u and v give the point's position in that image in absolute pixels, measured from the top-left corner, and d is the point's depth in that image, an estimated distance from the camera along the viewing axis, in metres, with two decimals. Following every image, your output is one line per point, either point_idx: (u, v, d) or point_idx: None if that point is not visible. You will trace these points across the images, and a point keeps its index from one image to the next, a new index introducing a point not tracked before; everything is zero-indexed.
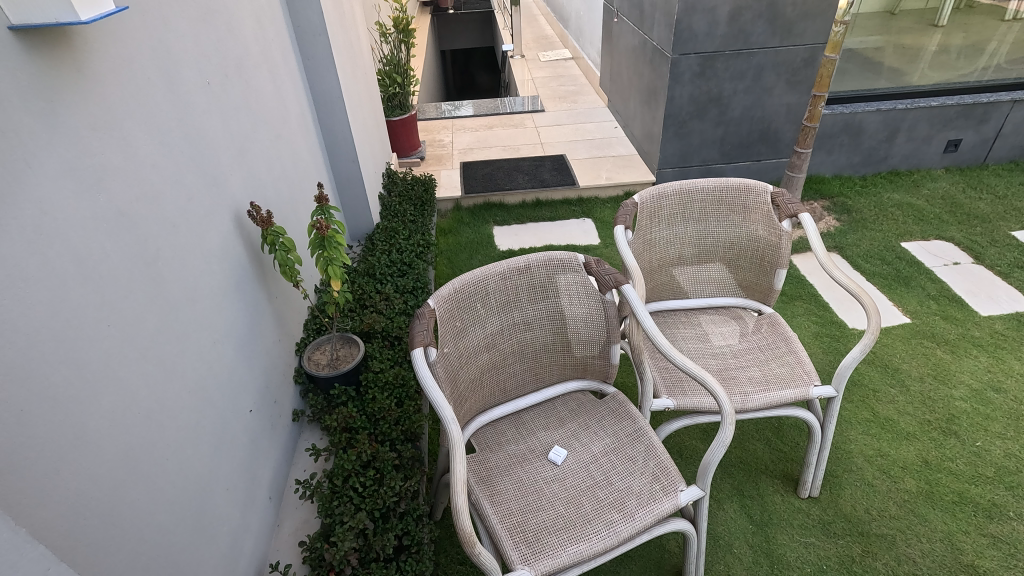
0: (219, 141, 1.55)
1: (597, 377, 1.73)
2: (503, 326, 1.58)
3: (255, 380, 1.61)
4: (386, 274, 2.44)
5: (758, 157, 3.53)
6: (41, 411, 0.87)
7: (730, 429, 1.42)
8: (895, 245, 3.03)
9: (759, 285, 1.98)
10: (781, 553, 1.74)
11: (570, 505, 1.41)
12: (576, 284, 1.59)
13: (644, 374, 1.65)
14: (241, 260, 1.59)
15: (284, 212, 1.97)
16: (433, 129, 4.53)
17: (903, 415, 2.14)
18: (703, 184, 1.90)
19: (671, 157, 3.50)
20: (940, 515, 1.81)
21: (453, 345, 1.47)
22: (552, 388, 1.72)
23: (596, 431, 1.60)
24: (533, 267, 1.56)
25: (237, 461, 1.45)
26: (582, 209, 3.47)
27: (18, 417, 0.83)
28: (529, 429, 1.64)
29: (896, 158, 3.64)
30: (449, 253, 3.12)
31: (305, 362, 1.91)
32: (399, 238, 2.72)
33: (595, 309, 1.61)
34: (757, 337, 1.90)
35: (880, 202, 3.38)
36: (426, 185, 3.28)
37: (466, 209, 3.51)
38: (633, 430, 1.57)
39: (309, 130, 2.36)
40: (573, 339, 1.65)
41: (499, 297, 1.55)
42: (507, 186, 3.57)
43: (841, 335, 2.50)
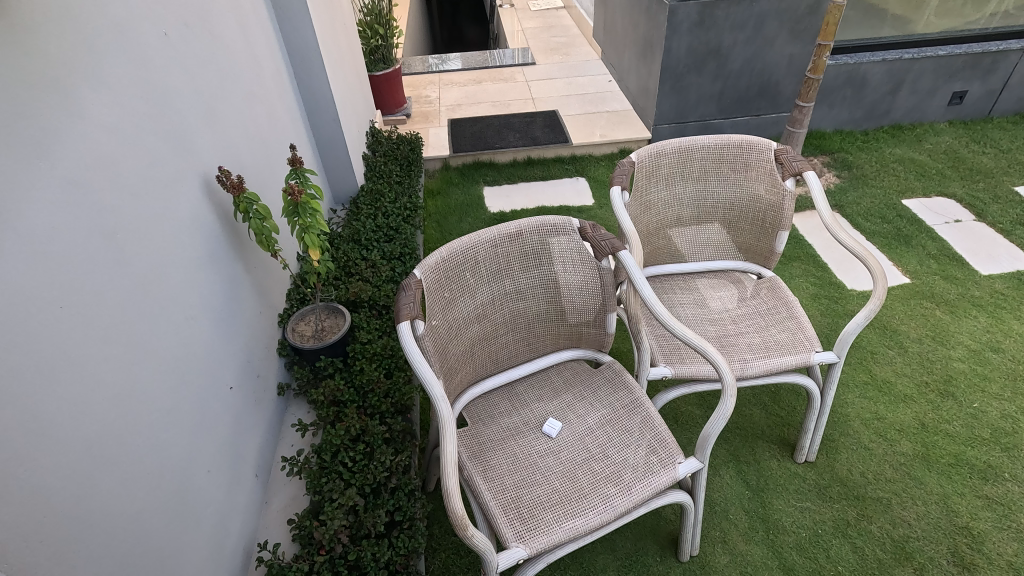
0: (184, 101, 1.42)
1: (593, 346, 1.66)
2: (495, 295, 1.51)
3: (236, 356, 1.53)
4: (372, 239, 2.34)
5: (758, 111, 3.40)
6: None
7: (732, 400, 1.32)
8: (896, 202, 2.95)
9: (759, 247, 1.91)
10: (776, 518, 1.73)
11: (565, 479, 1.37)
12: (571, 251, 1.52)
13: (641, 343, 1.58)
14: (214, 230, 1.49)
15: (259, 176, 1.85)
16: (418, 84, 4.32)
17: (901, 377, 2.12)
18: (703, 142, 1.80)
19: (667, 113, 3.36)
20: (936, 478, 1.81)
21: (441, 318, 1.41)
22: (545, 358, 1.66)
23: (591, 401, 1.55)
24: (525, 234, 1.48)
25: (219, 442, 1.38)
26: (575, 167, 3.35)
27: None
28: (523, 401, 1.58)
29: (898, 112, 3.52)
30: (438, 216, 3.02)
31: (289, 334, 1.83)
32: (385, 202, 2.61)
33: (591, 276, 1.54)
34: (756, 302, 1.83)
35: (881, 157, 3.28)
36: (412, 144, 3.12)
37: (455, 169, 3.37)
38: (629, 401, 1.52)
39: (284, 87, 2.20)
40: (569, 308, 1.59)
41: (490, 266, 1.47)
42: (497, 145, 3.43)
43: (840, 297, 2.45)
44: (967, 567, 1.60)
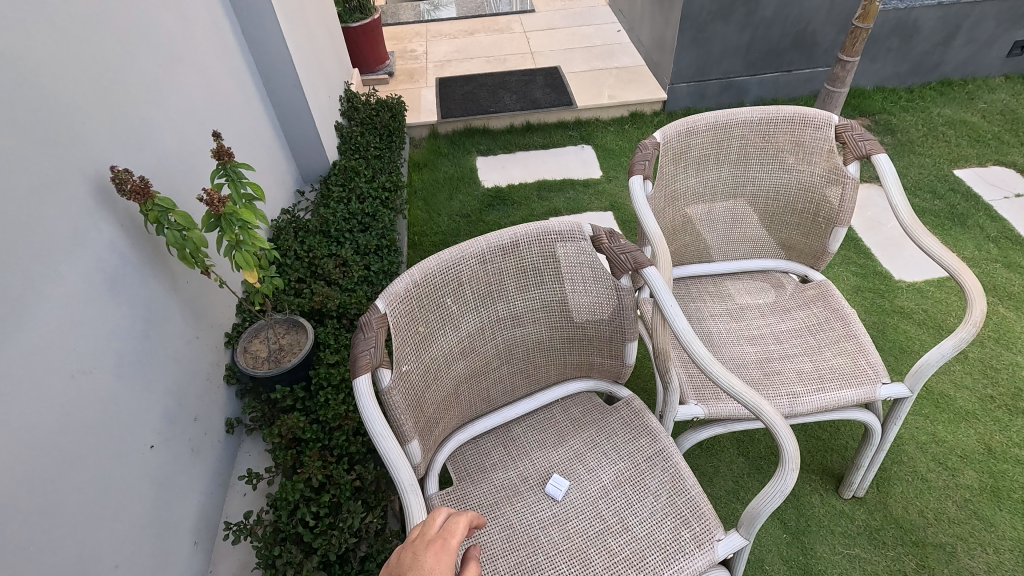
0: (60, 75, 1.05)
1: (608, 377, 1.36)
2: (484, 324, 1.19)
3: (163, 400, 1.22)
4: (344, 230, 2.00)
5: (789, 66, 2.97)
6: None
7: (791, 474, 1.01)
8: (948, 173, 2.58)
9: (808, 245, 1.58)
10: (820, 570, 1.47)
11: (574, 561, 1.09)
12: (581, 266, 1.19)
13: (670, 382, 1.25)
14: (120, 245, 1.14)
15: (192, 163, 1.49)
16: (403, 37, 3.84)
17: (961, 390, 1.82)
18: (745, 116, 1.45)
19: (686, 70, 2.93)
20: (1008, 519, 1.53)
21: (414, 360, 1.09)
22: (548, 392, 1.35)
23: (605, 451, 1.25)
24: (523, 246, 1.16)
25: (136, 520, 1.09)
26: (581, 134, 2.96)
27: None
28: (521, 448, 1.28)
29: (949, 66, 3.08)
30: (424, 194, 2.66)
31: (239, 357, 1.50)
32: (360, 181, 2.24)
33: (606, 296, 1.22)
34: (804, 314, 1.51)
35: (929, 119, 2.88)
36: (394, 109, 2.72)
37: (444, 136, 2.97)
38: (653, 452, 1.23)
39: (228, 47, 1.80)
40: (578, 333, 1.27)
41: (477, 289, 1.15)
42: (491, 107, 3.02)
43: (887, 290, 2.13)
44: None
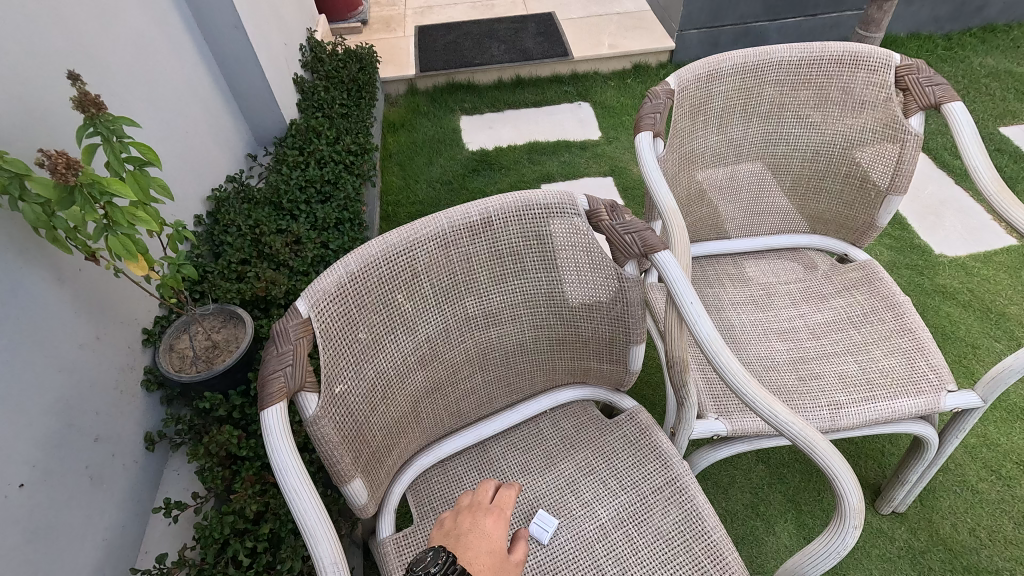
0: None
1: (608, 384, 1.10)
2: (449, 324, 0.93)
3: (45, 423, 0.97)
4: (299, 201, 1.71)
5: (813, 10, 2.63)
6: None
7: (854, 533, 0.75)
8: (992, 131, 2.28)
9: (851, 217, 1.30)
10: None
11: None
12: (573, 249, 0.93)
13: (687, 396, 0.99)
14: None
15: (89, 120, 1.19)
16: None
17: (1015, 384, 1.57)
18: (783, 56, 1.16)
19: (697, 15, 2.58)
20: None
21: (353, 376, 0.84)
22: (533, 403, 1.10)
23: (604, 479, 1.01)
24: (497, 225, 0.89)
25: None
26: (577, 89, 2.63)
27: None
28: (500, 474, 1.04)
29: (992, 9, 2.74)
30: (400, 158, 2.36)
31: (161, 358, 1.24)
32: (321, 142, 1.93)
33: (606, 288, 0.96)
34: (845, 302, 1.24)
35: (969, 70, 2.56)
36: (362, 61, 2.39)
37: (423, 93, 2.64)
38: (663, 482, 0.98)
39: None
40: (569, 333, 1.01)
41: (438, 279, 0.89)
42: (477, 59, 2.68)
43: (926, 267, 1.86)
44: None
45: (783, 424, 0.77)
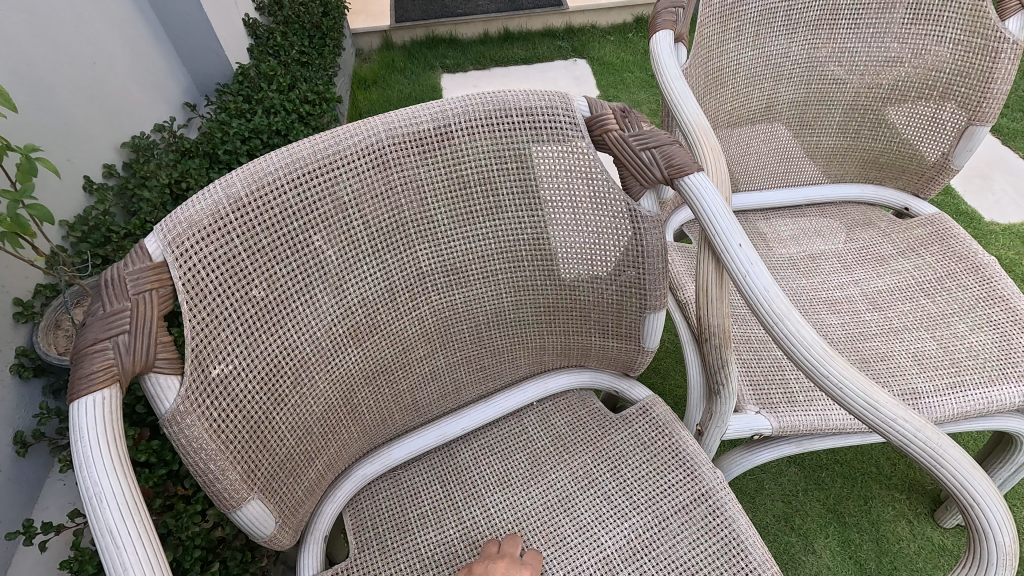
0: None
1: (614, 368, 0.84)
2: (394, 282, 0.66)
3: None
4: (241, 154, 1.44)
5: None
6: None
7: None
8: None
9: (916, 159, 1.03)
10: None
11: None
12: (566, 176, 0.66)
13: (725, 383, 0.72)
14: None
15: None
16: None
17: None
18: None
19: None
20: None
21: (242, 352, 0.57)
22: (517, 392, 0.83)
23: (609, 492, 0.75)
24: (459, 138, 0.62)
25: None
26: (572, 43, 2.35)
27: None
28: (470, 487, 0.77)
29: None
30: (371, 116, 2.08)
31: (40, 336, 0.97)
32: (272, 90, 1.65)
33: (615, 234, 0.69)
34: (911, 265, 0.99)
35: None
36: (328, 8, 2.11)
37: (399, 47, 2.36)
38: (689, 499, 0.73)
39: None
40: (563, 296, 0.75)
41: (372, 215, 0.61)
42: (459, 10, 2.39)
43: (975, 237, 1.60)
44: None
45: (888, 424, 0.52)
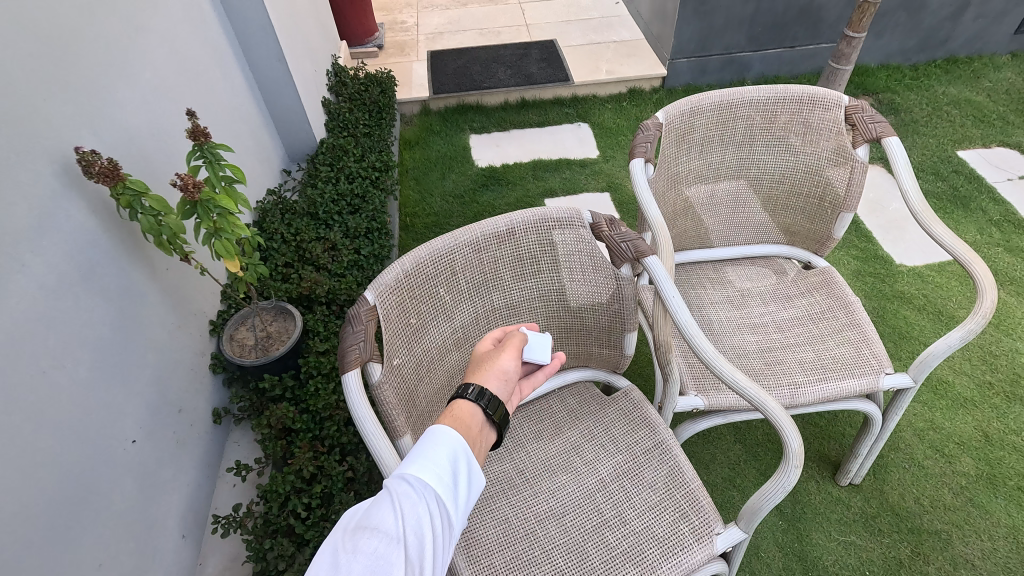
0: (10, 46, 0.93)
1: (606, 367, 1.32)
2: (479, 314, 1.14)
3: (140, 394, 1.16)
4: (332, 213, 1.92)
5: (791, 42, 2.88)
6: None
7: (796, 471, 0.99)
8: (951, 153, 2.51)
9: (813, 230, 1.52)
10: (815, 558, 1.48)
11: (571, 556, 1.07)
12: (579, 253, 1.14)
13: (671, 375, 1.22)
14: (87, 235, 1.06)
15: (167, 145, 1.36)
16: (392, 7, 3.69)
17: (960, 376, 1.80)
18: (750, 95, 1.38)
19: (687, 44, 2.83)
20: (1002, 505, 1.53)
21: (406, 353, 1.05)
22: (545, 382, 1.31)
23: (602, 442, 1.23)
24: (518, 234, 1.11)
25: (114, 519, 1.04)
26: (577, 110, 2.87)
27: None
28: (517, 440, 1.25)
29: (957, 42, 2.98)
30: (416, 172, 2.58)
31: (226, 346, 1.45)
32: (348, 160, 2.15)
33: (605, 287, 1.17)
34: (806, 302, 1.47)
35: (934, 98, 2.79)
36: (384, 87, 2.61)
37: (435, 113, 2.88)
38: (651, 445, 1.20)
39: (204, 19, 1.66)
40: (574, 322, 1.22)
41: (470, 277, 1.10)
42: (485, 83, 2.92)
43: (888, 276, 2.09)
44: None
45: (741, 387, 1.08)
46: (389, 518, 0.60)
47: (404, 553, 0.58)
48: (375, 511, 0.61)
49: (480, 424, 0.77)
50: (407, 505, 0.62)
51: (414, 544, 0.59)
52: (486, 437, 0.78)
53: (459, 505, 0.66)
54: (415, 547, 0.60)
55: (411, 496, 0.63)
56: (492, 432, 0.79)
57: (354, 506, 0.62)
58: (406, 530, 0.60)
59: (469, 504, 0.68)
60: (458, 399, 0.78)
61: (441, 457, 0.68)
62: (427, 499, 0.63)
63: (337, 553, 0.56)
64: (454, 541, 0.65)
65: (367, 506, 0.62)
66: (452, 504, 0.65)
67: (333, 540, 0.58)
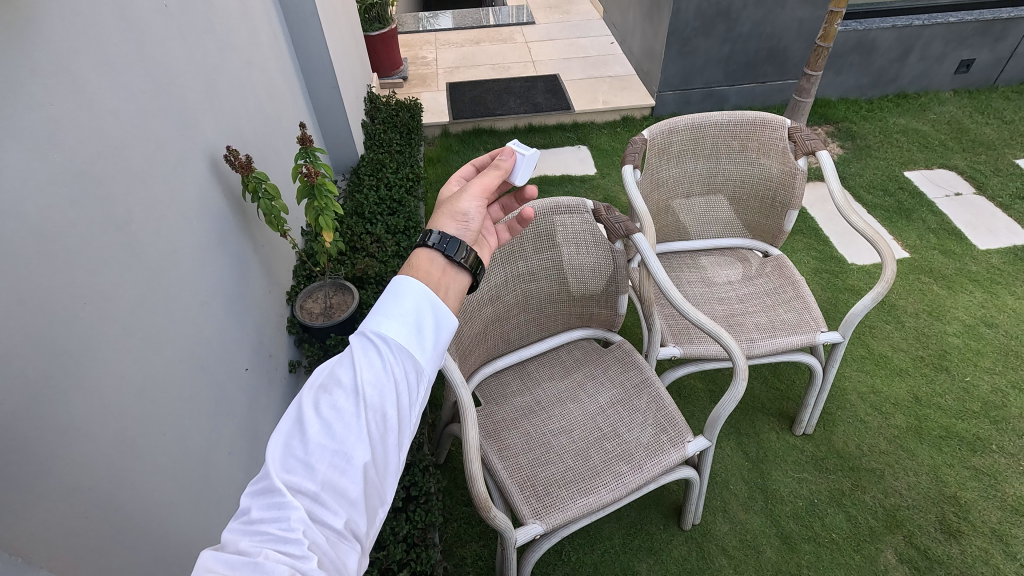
0: (186, 74, 1.31)
1: (603, 326, 1.69)
2: (509, 276, 1.49)
3: (249, 335, 1.50)
4: (375, 213, 2.30)
5: (763, 78, 3.33)
6: (36, 416, 0.78)
7: (742, 383, 1.40)
8: (898, 173, 2.93)
9: (768, 226, 1.91)
10: (775, 489, 1.81)
11: (578, 457, 1.42)
12: (584, 231, 1.52)
13: (653, 326, 1.61)
14: (222, 211, 1.41)
15: (265, 151, 1.74)
16: (413, 45, 4.17)
17: (897, 351, 2.17)
18: (715, 119, 1.78)
19: (673, 79, 3.28)
20: (927, 450, 1.89)
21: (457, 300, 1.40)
22: (556, 337, 1.67)
23: (601, 380, 1.59)
24: (540, 215, 1.47)
25: (238, 423, 1.37)
26: (577, 134, 3.30)
27: (19, 430, 0.74)
28: (535, 380, 1.61)
29: (905, 79, 3.44)
30: (439, 185, 2.97)
31: (298, 312, 1.80)
32: (386, 172, 2.54)
33: (603, 257, 1.55)
34: (763, 281, 1.85)
35: (885, 127, 3.23)
36: (412, 111, 3.03)
37: (454, 135, 3.29)
38: (639, 381, 1.56)
39: (283, 53, 2.05)
40: (580, 287, 1.58)
41: (504, 247, 1.45)
42: (497, 110, 3.35)
43: (840, 272, 2.48)
44: (953, 534, 1.70)
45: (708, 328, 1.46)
46: (348, 373, 0.63)
47: (363, 403, 0.61)
48: (338, 368, 0.64)
49: (444, 267, 0.79)
50: (364, 359, 0.64)
51: (372, 394, 0.62)
52: (454, 279, 0.79)
53: (425, 352, 0.68)
54: (376, 398, 0.63)
55: (371, 352, 0.65)
56: (461, 273, 0.81)
57: (320, 363, 0.65)
58: (364, 382, 0.62)
59: (438, 349, 0.70)
60: (419, 248, 0.80)
61: (400, 313, 0.68)
62: (388, 352, 0.65)
63: (304, 409, 0.61)
64: (424, 385, 0.68)
65: (332, 362, 0.65)
66: (416, 354, 0.67)
67: (303, 395, 0.62)
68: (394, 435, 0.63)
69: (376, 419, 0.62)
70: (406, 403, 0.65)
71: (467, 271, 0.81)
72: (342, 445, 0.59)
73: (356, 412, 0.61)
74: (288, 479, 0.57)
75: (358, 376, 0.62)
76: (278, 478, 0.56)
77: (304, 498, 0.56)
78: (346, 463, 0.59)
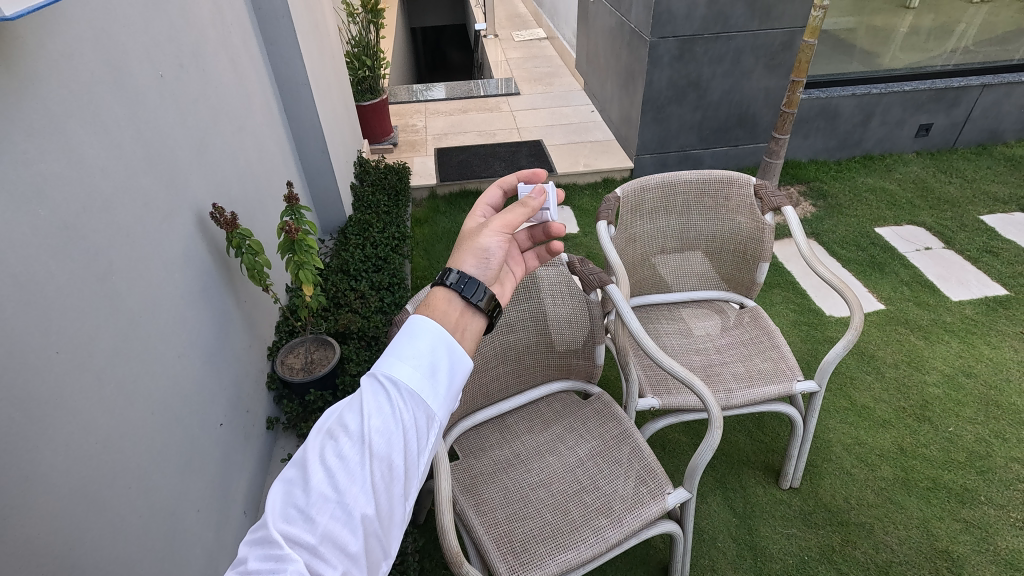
0: (177, 138, 1.38)
1: (581, 377, 1.70)
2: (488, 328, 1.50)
3: (226, 389, 1.49)
4: (360, 270, 2.35)
5: (735, 142, 3.51)
6: None
7: (718, 432, 1.40)
8: (870, 230, 3.04)
9: (742, 278, 1.96)
10: (763, 546, 1.77)
11: (558, 511, 1.39)
12: (561, 283, 1.56)
13: (630, 376, 1.62)
14: (205, 266, 1.45)
15: (252, 209, 1.79)
16: (405, 114, 4.38)
17: (880, 402, 2.17)
18: (684, 177, 1.87)
19: (649, 143, 3.45)
20: (915, 502, 1.86)
21: None
22: (536, 390, 1.67)
23: (581, 432, 1.58)
24: None
25: (208, 480, 1.34)
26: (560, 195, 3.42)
27: None
28: (514, 433, 1.60)
29: (869, 142, 3.64)
30: (425, 244, 3.04)
31: (278, 367, 1.80)
32: (373, 231, 2.61)
33: (579, 308, 1.59)
34: (739, 332, 1.89)
35: (854, 187, 3.38)
36: (400, 174, 3.16)
37: (441, 197, 3.40)
38: (619, 432, 1.56)
39: (274, 120, 2.17)
40: (559, 339, 1.60)
41: None
42: (483, 173, 3.48)
43: (819, 323, 2.52)
44: None
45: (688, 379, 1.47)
46: (356, 418, 0.60)
47: (369, 450, 0.58)
48: (347, 412, 0.61)
49: (462, 308, 0.76)
50: (373, 405, 0.61)
51: (379, 441, 0.58)
52: (472, 320, 0.77)
53: (438, 398, 0.64)
54: (383, 446, 0.59)
55: (382, 396, 0.62)
56: (478, 315, 0.78)
57: (330, 407, 0.62)
58: (372, 429, 0.59)
59: (451, 395, 0.66)
60: (438, 287, 0.78)
61: (413, 355, 0.65)
62: (398, 397, 0.62)
63: (309, 456, 0.58)
64: (434, 433, 0.64)
65: (341, 406, 0.62)
66: (428, 399, 0.63)
67: (310, 441, 0.60)
68: (400, 484, 0.59)
69: (382, 468, 0.58)
70: (414, 451, 0.61)
71: (483, 312, 0.78)
72: (345, 495, 0.56)
73: (362, 461, 0.57)
74: (287, 530, 0.54)
75: (365, 423, 0.59)
76: (275, 528, 0.54)
77: (302, 550, 0.53)
78: (348, 514, 0.55)
